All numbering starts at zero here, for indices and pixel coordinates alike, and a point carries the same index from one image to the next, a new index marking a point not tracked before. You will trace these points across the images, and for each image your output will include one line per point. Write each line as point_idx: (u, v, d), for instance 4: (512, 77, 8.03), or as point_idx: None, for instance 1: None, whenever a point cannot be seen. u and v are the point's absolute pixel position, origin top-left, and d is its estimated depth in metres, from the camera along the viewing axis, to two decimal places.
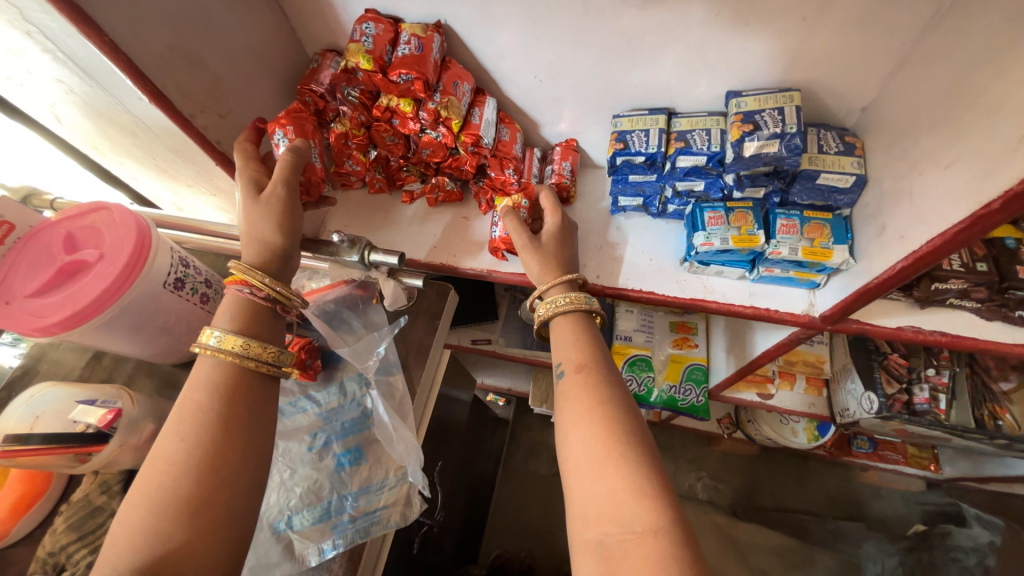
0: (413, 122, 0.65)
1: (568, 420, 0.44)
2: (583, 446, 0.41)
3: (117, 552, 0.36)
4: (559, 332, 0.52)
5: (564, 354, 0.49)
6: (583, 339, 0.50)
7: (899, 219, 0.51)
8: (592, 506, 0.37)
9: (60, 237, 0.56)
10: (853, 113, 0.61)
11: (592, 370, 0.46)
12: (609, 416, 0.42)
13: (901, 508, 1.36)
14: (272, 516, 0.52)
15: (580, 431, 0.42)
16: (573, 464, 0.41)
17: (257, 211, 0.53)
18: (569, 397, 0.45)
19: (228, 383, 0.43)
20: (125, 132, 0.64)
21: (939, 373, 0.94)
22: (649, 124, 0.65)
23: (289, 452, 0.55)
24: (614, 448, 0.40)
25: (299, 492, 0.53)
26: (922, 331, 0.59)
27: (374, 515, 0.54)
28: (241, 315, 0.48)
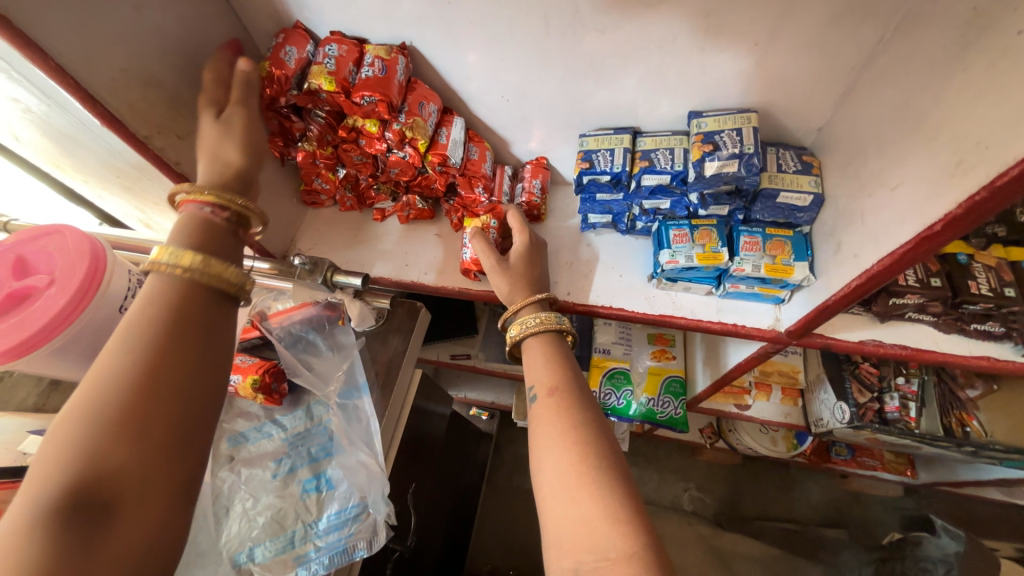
0: (380, 142, 0.65)
1: (540, 447, 0.43)
2: (556, 472, 0.40)
3: (49, 465, 0.27)
4: (531, 356, 0.51)
5: (536, 378, 0.49)
6: (555, 361, 0.50)
7: (853, 238, 0.52)
8: (564, 535, 0.36)
9: (10, 261, 0.54)
10: (811, 133, 0.63)
11: (564, 393, 0.46)
12: (580, 441, 0.42)
13: (880, 513, 1.39)
14: (232, 548, 0.50)
15: (552, 458, 0.41)
16: (546, 492, 0.40)
17: (218, 143, 0.47)
18: (541, 423, 0.45)
19: (179, 303, 0.34)
20: (84, 153, 0.63)
21: (907, 381, 0.95)
22: (614, 144, 0.66)
23: (252, 479, 0.54)
24: (586, 473, 0.39)
25: (262, 521, 0.51)
26: (883, 345, 0.60)
27: (340, 542, 0.52)
28: (193, 231, 0.38)
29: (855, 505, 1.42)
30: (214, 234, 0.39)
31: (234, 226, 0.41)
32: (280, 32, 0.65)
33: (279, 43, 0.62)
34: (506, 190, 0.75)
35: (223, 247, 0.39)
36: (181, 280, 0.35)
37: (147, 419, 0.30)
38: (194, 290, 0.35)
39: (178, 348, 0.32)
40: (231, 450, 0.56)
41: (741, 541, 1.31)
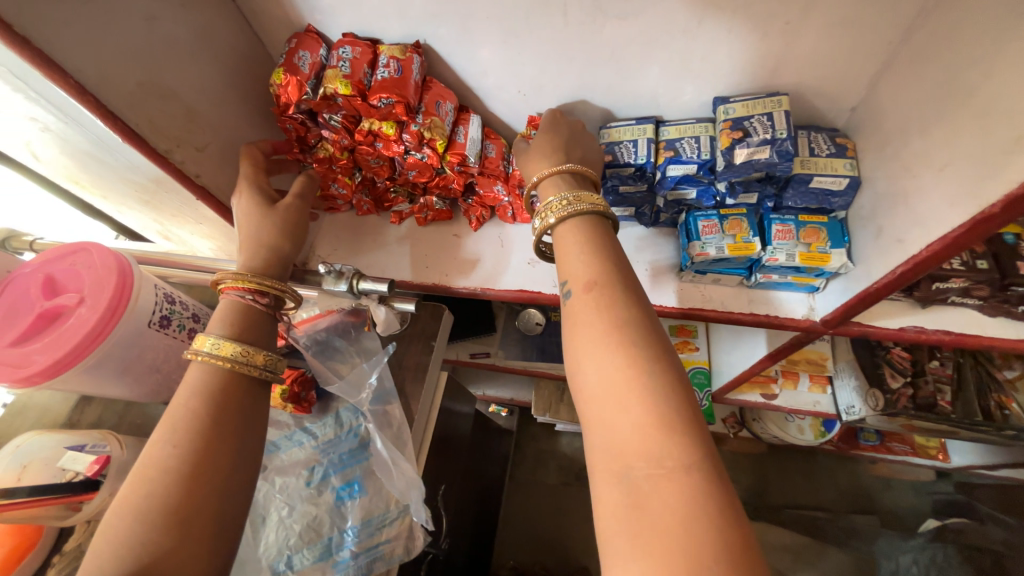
0: (397, 144, 0.64)
1: (580, 346, 0.37)
2: (600, 375, 0.34)
3: (109, 559, 0.36)
4: (566, 240, 0.44)
5: (568, 269, 0.42)
6: (594, 248, 0.42)
7: (896, 222, 0.50)
8: (612, 439, 0.32)
9: (40, 281, 0.55)
10: (843, 114, 0.60)
11: (605, 287, 0.38)
12: (628, 340, 0.35)
13: (912, 498, 1.38)
14: (271, 556, 0.51)
15: (593, 356, 0.35)
16: (588, 395, 0.35)
17: (269, 216, 0.56)
18: (578, 320, 0.38)
19: (223, 390, 0.45)
20: (105, 170, 0.63)
21: (942, 364, 0.93)
22: (637, 134, 0.63)
23: (286, 488, 0.54)
24: (636, 377, 0.33)
25: (300, 529, 0.52)
26: (926, 331, 0.58)
27: (379, 544, 0.52)
28: (236, 319, 0.49)
29: (885, 491, 1.40)
30: (251, 320, 0.49)
31: (269, 311, 0.52)
32: (292, 37, 0.64)
33: (291, 49, 0.61)
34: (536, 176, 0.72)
35: (259, 332, 0.50)
36: (225, 369, 0.45)
37: (193, 509, 0.39)
38: (237, 378, 0.46)
39: (221, 443, 0.42)
40: (265, 460, 0.56)
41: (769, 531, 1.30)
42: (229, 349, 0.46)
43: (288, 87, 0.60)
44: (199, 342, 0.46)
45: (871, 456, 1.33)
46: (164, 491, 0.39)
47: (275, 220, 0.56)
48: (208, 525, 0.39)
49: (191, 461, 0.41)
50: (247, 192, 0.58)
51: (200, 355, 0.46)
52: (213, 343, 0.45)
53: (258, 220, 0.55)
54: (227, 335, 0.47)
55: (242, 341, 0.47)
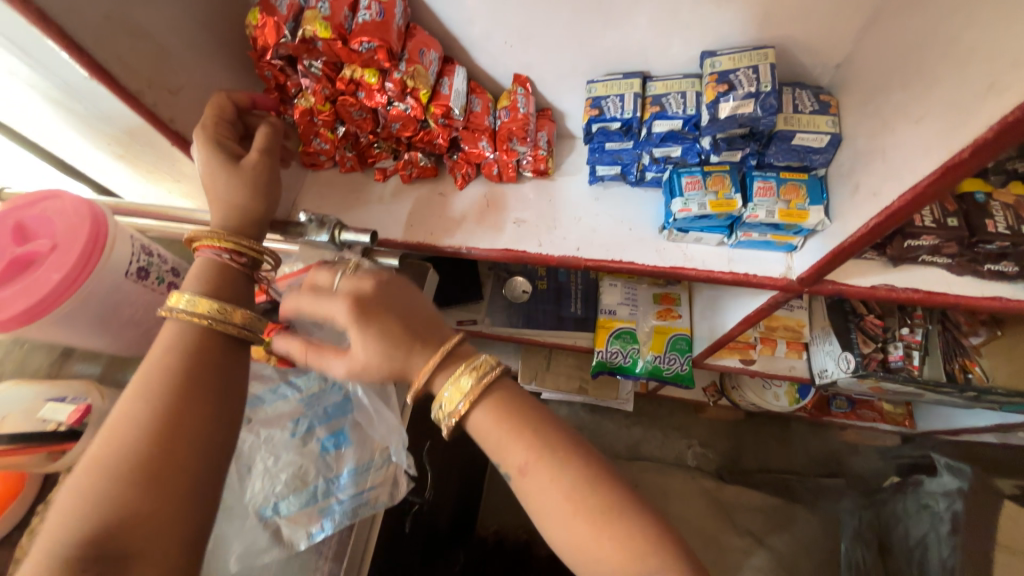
0: (380, 94, 0.62)
1: (546, 518, 0.41)
2: (573, 535, 0.40)
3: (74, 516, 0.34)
4: (496, 437, 0.43)
5: (498, 454, 0.43)
6: (510, 416, 0.44)
7: (872, 176, 0.51)
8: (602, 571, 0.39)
9: (10, 228, 0.54)
10: (828, 71, 0.60)
11: (542, 456, 0.42)
12: (576, 496, 0.40)
13: (877, 461, 1.45)
14: (258, 503, 0.52)
15: (558, 524, 0.40)
16: (570, 551, 0.40)
17: (236, 175, 0.53)
18: (534, 500, 0.41)
19: (199, 350, 0.43)
20: (73, 117, 0.61)
21: (913, 331, 0.97)
22: (623, 89, 0.64)
23: (273, 439, 0.54)
24: (598, 520, 0.39)
25: (289, 479, 0.53)
26: (895, 289, 0.60)
27: (365, 494, 0.54)
28: (215, 280, 0.48)
29: (853, 454, 1.47)
30: (225, 281, 0.48)
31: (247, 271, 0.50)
32: None
33: None
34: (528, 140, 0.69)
35: (236, 292, 0.48)
36: (202, 326, 0.43)
37: (171, 466, 0.37)
38: (213, 335, 0.44)
39: (195, 407, 0.40)
40: (249, 413, 0.56)
41: (743, 491, 1.27)
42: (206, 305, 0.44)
43: (265, 29, 0.58)
44: (174, 300, 0.44)
45: (841, 423, 1.38)
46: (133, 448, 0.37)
47: (243, 177, 0.53)
48: (186, 484, 0.37)
49: (162, 419, 0.38)
50: (206, 147, 0.54)
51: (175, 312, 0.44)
52: (188, 298, 0.44)
53: (225, 178, 0.53)
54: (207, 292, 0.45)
55: (219, 298, 0.46)
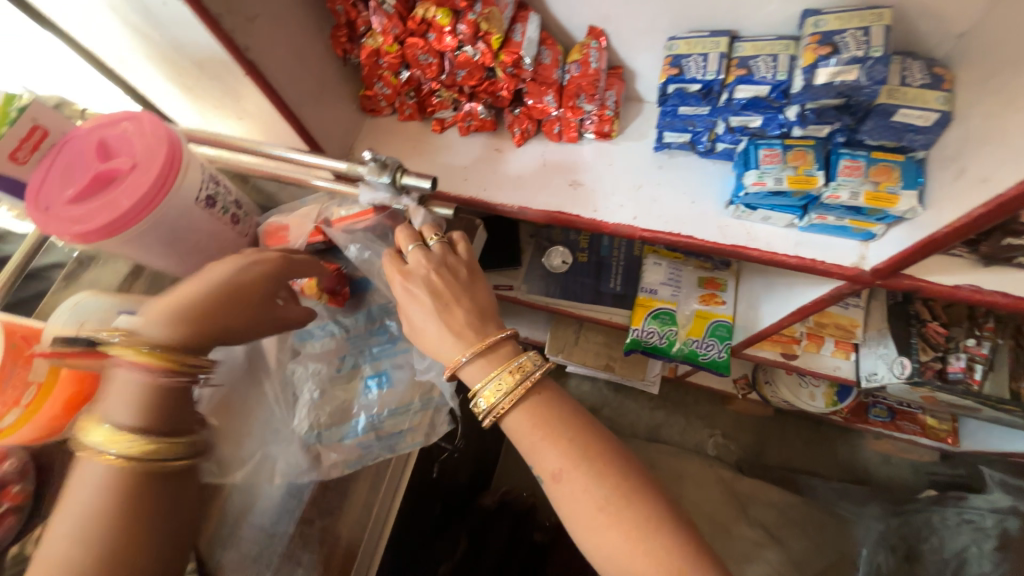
0: (450, 38, 0.62)
1: (578, 524, 0.47)
2: (606, 541, 0.45)
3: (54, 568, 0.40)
4: (531, 439, 0.49)
5: (533, 454, 0.49)
6: (546, 422, 0.49)
7: (984, 161, 0.46)
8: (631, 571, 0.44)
9: (93, 144, 0.56)
10: (947, 41, 0.54)
11: (575, 467, 0.47)
12: (607, 504, 0.46)
13: (908, 474, 1.40)
14: (302, 429, 0.57)
15: (590, 530, 0.46)
16: (602, 556, 0.46)
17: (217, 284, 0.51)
18: (567, 506, 0.47)
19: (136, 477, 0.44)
20: (152, 41, 0.62)
21: (979, 344, 0.90)
22: (708, 48, 0.60)
23: (319, 373, 0.59)
24: (628, 528, 0.45)
25: (332, 409, 0.58)
26: (980, 291, 0.55)
27: (398, 434, 0.59)
28: (139, 403, 0.45)
29: (884, 465, 1.42)
30: (158, 403, 0.46)
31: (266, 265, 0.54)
32: None
33: None
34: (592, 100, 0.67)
35: (173, 413, 0.47)
36: (126, 469, 0.43)
37: (140, 555, 0.42)
38: (140, 473, 0.44)
39: (144, 543, 0.43)
40: (298, 345, 0.60)
41: (760, 487, 1.27)
42: (143, 449, 0.44)
43: None
44: (93, 436, 0.43)
45: (877, 432, 1.33)
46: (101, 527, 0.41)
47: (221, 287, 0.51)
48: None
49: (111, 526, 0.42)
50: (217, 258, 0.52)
51: (94, 451, 0.43)
52: (106, 439, 0.43)
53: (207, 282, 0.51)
54: (123, 428, 0.44)
55: (147, 430, 0.45)
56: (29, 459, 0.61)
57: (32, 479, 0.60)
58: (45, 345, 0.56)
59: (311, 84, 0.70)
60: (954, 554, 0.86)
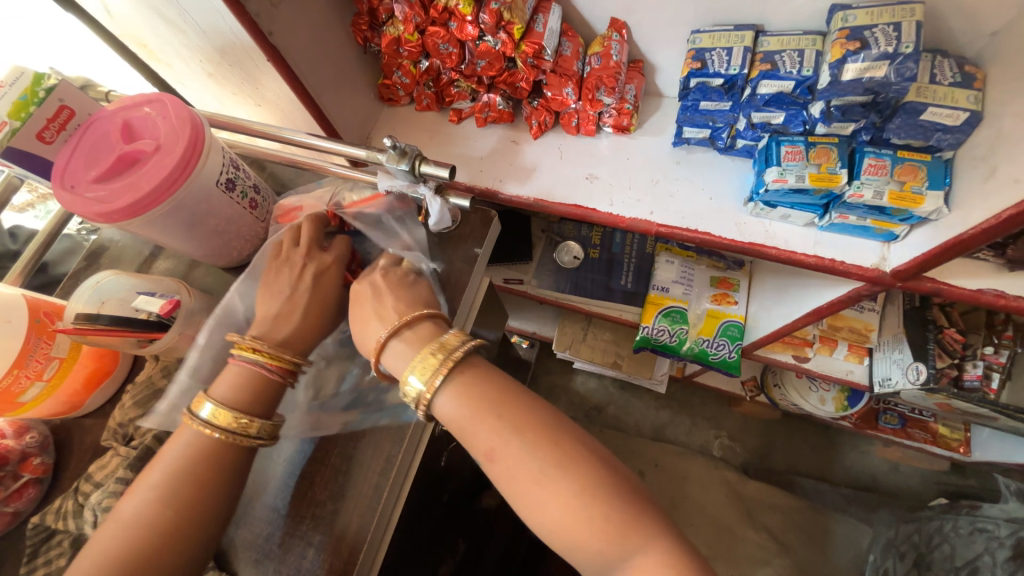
0: (472, 27, 0.62)
1: (519, 502, 0.44)
2: (547, 512, 0.43)
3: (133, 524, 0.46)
4: (462, 421, 0.47)
5: (467, 435, 0.47)
6: (477, 400, 0.48)
7: (1016, 161, 0.45)
8: (578, 542, 0.42)
9: (117, 125, 0.56)
10: (979, 39, 0.52)
11: (504, 441, 0.45)
12: (540, 473, 0.43)
13: (917, 483, 1.38)
14: (308, 399, 0.62)
15: (531, 504, 0.43)
16: (551, 532, 0.43)
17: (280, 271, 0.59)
18: (506, 484, 0.45)
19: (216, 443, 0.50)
20: (174, 26, 0.62)
21: (997, 352, 0.89)
22: (733, 41, 0.59)
23: (339, 354, 0.65)
24: (568, 493, 0.42)
25: (350, 383, 0.64)
26: (1005, 296, 0.54)
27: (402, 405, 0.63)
28: (240, 384, 0.52)
29: (892, 474, 1.40)
30: (254, 386, 0.52)
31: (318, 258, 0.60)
32: None
33: None
34: (612, 92, 0.66)
35: (263, 400, 0.53)
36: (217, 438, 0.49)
37: (203, 509, 0.48)
38: (227, 444, 0.50)
39: (211, 497, 0.48)
40: None
41: (766, 490, 1.26)
42: (233, 423, 0.50)
43: None
44: (200, 407, 0.51)
45: (887, 439, 1.31)
46: (172, 485, 0.47)
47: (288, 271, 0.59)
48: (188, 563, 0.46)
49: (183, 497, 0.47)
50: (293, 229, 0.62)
51: (197, 419, 0.50)
52: (208, 411, 0.50)
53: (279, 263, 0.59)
54: (223, 404, 0.50)
55: (238, 409, 0.51)
56: (49, 433, 0.62)
57: (52, 452, 0.62)
58: (67, 322, 0.57)
59: (330, 72, 0.71)
60: (966, 562, 0.85)
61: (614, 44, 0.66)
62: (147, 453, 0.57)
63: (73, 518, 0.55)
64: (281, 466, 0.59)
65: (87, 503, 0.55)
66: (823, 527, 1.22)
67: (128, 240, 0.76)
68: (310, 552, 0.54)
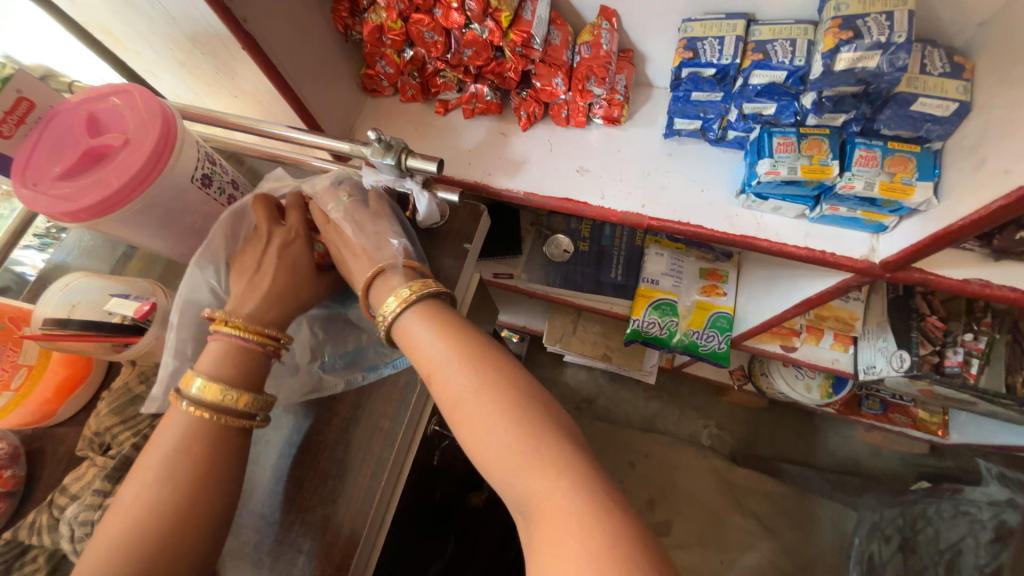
0: (457, 14, 0.61)
1: (449, 423, 0.46)
2: (468, 438, 0.44)
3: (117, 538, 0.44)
4: (409, 347, 0.50)
5: (414, 360, 0.49)
6: (431, 326, 0.50)
7: (1005, 152, 0.45)
8: (495, 470, 0.42)
9: (82, 118, 0.53)
10: (967, 29, 0.52)
11: (440, 368, 0.47)
12: (466, 402, 0.44)
13: (897, 465, 1.42)
14: (309, 362, 0.62)
15: (455, 427, 0.45)
16: (481, 464, 0.43)
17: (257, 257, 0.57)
18: (439, 406, 0.47)
19: (202, 449, 0.48)
20: (142, 13, 0.59)
21: (976, 338, 0.91)
22: (724, 31, 0.58)
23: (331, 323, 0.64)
24: (488, 424, 0.43)
25: (349, 344, 0.64)
26: (990, 286, 0.55)
27: (401, 357, 0.62)
28: (229, 359, 0.51)
29: (874, 457, 1.44)
30: (240, 362, 0.51)
31: (302, 236, 0.59)
32: None
33: None
34: (603, 81, 0.64)
35: (252, 375, 0.52)
36: (209, 414, 0.48)
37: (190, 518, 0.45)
38: (221, 420, 0.49)
39: (196, 508, 0.46)
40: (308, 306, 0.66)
41: (755, 478, 1.28)
42: (223, 397, 0.49)
43: None
44: (187, 386, 0.49)
45: (870, 424, 1.34)
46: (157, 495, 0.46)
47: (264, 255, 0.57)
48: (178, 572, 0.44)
49: (176, 512, 0.45)
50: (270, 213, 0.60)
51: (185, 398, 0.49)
52: (197, 387, 0.48)
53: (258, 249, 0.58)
54: (212, 380, 0.49)
55: (228, 384, 0.50)
56: (21, 444, 0.60)
57: (23, 464, 0.59)
58: (35, 327, 0.54)
59: (310, 61, 0.68)
60: (949, 545, 0.88)
61: (604, 32, 0.64)
62: (126, 463, 0.54)
63: (47, 533, 0.53)
64: (269, 470, 0.58)
65: (62, 516, 0.52)
66: (810, 512, 1.24)
67: (100, 240, 0.73)
68: (301, 558, 0.53)
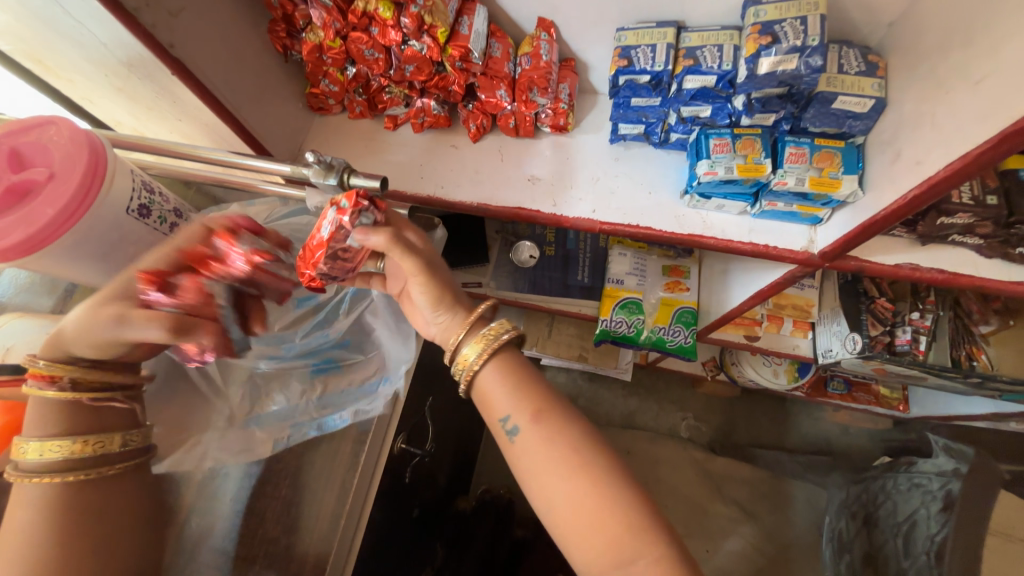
0: (395, 31, 0.61)
1: (544, 475, 0.45)
2: (569, 492, 0.43)
3: None
4: (505, 391, 0.49)
5: (512, 403, 0.48)
6: (520, 382, 0.49)
7: (916, 144, 0.48)
8: (594, 535, 0.42)
9: (4, 153, 0.50)
10: (878, 29, 0.56)
11: (546, 414, 0.47)
12: (579, 453, 0.45)
13: (866, 442, 1.47)
14: (239, 416, 0.55)
15: (555, 477, 0.44)
16: (570, 523, 0.43)
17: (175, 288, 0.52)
18: (536, 452, 0.46)
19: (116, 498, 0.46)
20: (68, 42, 0.57)
21: (923, 316, 0.94)
22: (656, 38, 0.60)
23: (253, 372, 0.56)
24: (595, 484, 0.43)
25: (281, 397, 0.56)
26: (919, 269, 0.58)
27: (333, 417, 0.58)
28: (59, 412, 0.45)
29: (843, 436, 1.49)
30: (79, 413, 0.45)
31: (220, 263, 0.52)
32: None
33: None
34: (545, 90, 0.65)
35: (99, 421, 0.47)
36: (64, 473, 0.44)
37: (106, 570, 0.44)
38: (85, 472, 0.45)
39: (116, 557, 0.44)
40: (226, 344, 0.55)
41: (732, 465, 1.31)
42: (72, 452, 0.44)
43: None
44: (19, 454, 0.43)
45: (835, 404, 1.38)
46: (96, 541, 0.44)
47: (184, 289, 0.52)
48: None
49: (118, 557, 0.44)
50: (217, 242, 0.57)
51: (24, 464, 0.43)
52: (31, 452, 0.43)
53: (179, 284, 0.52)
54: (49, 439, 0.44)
55: (69, 436, 0.44)
56: None
57: None
58: None
59: (252, 83, 0.67)
60: (905, 517, 0.91)
61: (544, 43, 0.65)
62: None
63: None
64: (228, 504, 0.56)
65: None
66: (786, 495, 1.28)
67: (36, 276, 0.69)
68: None
